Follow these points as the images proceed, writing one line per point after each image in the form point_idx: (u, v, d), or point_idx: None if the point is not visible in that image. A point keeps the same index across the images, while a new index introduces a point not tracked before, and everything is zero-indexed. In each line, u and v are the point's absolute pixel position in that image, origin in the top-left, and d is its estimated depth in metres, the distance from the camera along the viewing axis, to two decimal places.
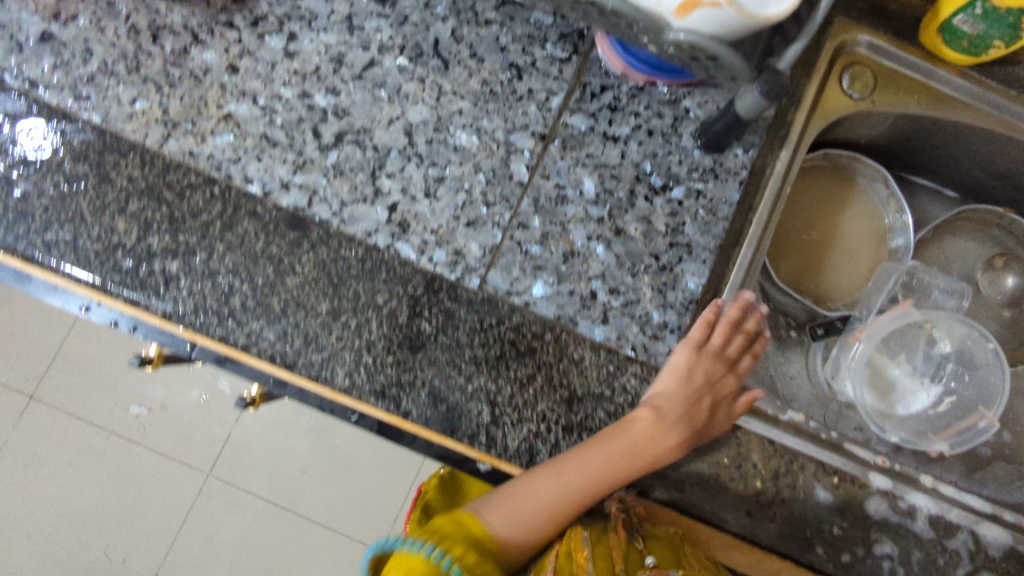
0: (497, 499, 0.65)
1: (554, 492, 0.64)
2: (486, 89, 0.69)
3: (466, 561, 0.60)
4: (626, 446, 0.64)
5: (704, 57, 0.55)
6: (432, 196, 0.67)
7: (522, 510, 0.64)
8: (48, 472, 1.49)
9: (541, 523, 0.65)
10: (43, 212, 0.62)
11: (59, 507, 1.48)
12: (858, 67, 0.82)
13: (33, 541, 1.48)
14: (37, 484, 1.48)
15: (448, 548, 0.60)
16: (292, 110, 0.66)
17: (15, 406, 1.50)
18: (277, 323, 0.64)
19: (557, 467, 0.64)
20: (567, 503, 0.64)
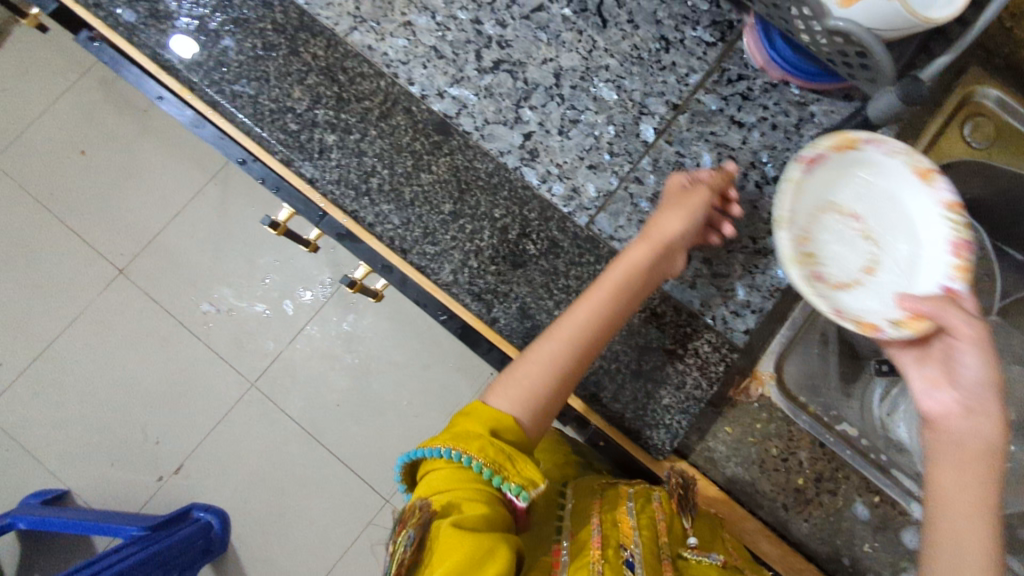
0: (498, 386, 0.66)
1: (548, 355, 0.65)
2: (635, 53, 0.75)
3: (486, 454, 0.59)
4: (598, 290, 0.66)
5: (853, 51, 0.60)
6: (564, 135, 0.74)
7: (523, 384, 0.65)
8: (108, 340, 1.54)
9: (554, 390, 0.65)
10: (238, 66, 0.72)
11: (111, 375, 1.53)
12: (982, 118, 0.85)
13: (80, 401, 1.53)
14: (97, 349, 1.54)
15: (465, 446, 0.60)
16: (463, 31, 0.75)
17: (97, 272, 1.56)
18: (405, 210, 0.71)
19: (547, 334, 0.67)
20: (567, 360, 0.65)
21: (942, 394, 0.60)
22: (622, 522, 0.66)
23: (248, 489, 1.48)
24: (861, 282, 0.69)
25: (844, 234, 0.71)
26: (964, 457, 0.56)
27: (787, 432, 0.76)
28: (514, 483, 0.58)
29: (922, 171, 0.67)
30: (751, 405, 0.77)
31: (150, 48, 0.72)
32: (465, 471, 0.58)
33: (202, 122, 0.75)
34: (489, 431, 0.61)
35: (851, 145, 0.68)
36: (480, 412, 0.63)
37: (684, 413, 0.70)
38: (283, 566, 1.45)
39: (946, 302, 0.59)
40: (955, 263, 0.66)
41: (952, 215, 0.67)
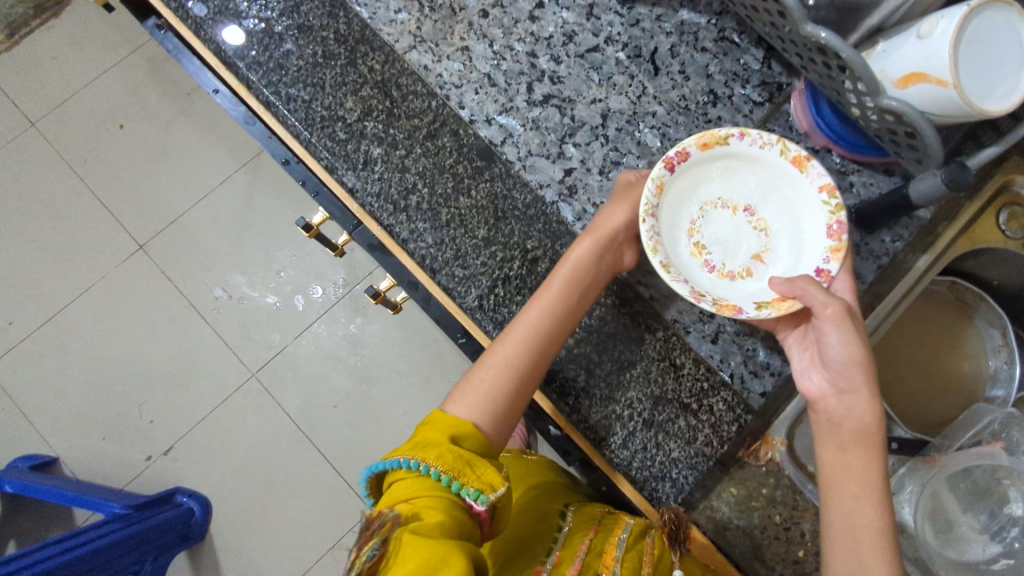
0: (456, 395, 0.67)
1: (504, 358, 0.66)
2: (682, 103, 0.75)
3: (444, 461, 0.59)
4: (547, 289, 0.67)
5: (903, 131, 0.60)
6: (604, 175, 0.74)
7: (481, 388, 0.66)
8: (119, 313, 1.55)
9: (512, 390, 0.66)
10: (297, 70, 0.74)
11: (117, 348, 1.54)
12: (1018, 208, 0.84)
13: (82, 369, 1.54)
14: (107, 320, 1.55)
15: (424, 454, 0.59)
16: (518, 63, 0.76)
17: (117, 245, 1.57)
18: (439, 231, 0.72)
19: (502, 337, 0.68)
20: (523, 359, 0.66)
21: (814, 374, 0.64)
22: (607, 553, 0.67)
23: (234, 479, 1.47)
24: (751, 271, 0.67)
25: (729, 225, 0.69)
26: (842, 439, 0.61)
27: (792, 501, 0.75)
28: (473, 488, 0.58)
29: (797, 159, 0.66)
30: (759, 468, 0.77)
31: (215, 44, 0.75)
32: (426, 480, 0.57)
33: (254, 120, 0.79)
34: (447, 437, 0.61)
35: (718, 143, 0.67)
36: (438, 420, 0.64)
37: (692, 468, 0.71)
38: (258, 563, 1.43)
39: (807, 282, 0.61)
40: (832, 245, 0.64)
41: (829, 199, 0.65)
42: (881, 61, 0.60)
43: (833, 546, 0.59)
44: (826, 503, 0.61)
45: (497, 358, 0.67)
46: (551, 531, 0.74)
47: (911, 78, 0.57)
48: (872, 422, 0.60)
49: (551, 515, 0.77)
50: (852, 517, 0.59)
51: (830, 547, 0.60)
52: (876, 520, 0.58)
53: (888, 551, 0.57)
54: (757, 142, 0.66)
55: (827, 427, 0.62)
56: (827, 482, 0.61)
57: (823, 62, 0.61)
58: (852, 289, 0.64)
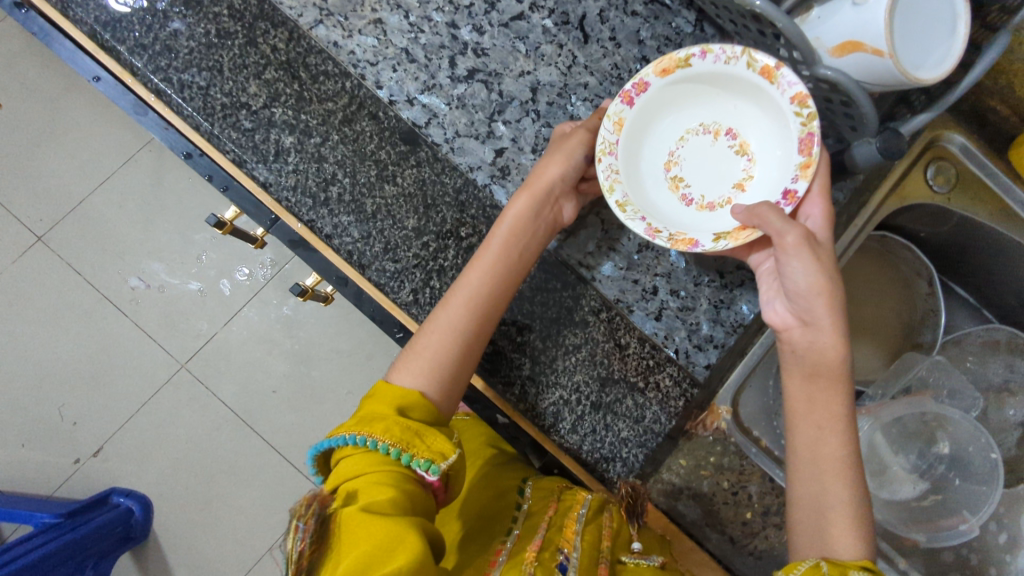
0: (401, 362, 0.63)
1: (446, 322, 0.62)
2: (615, 73, 0.71)
3: (393, 433, 0.54)
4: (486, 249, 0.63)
5: (839, 99, 0.60)
6: (537, 154, 0.70)
7: (425, 356, 0.61)
8: (24, 312, 1.42)
9: (459, 358, 0.62)
10: (188, 53, 0.66)
11: (27, 350, 1.41)
12: (942, 162, 0.85)
13: None
14: (12, 321, 1.42)
15: (369, 429, 0.54)
16: (437, 35, 0.70)
17: (13, 238, 1.42)
18: (365, 224, 0.66)
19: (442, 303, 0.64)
20: (468, 322, 0.62)
21: (779, 304, 0.63)
22: (567, 526, 0.65)
23: (174, 476, 1.40)
24: (730, 200, 0.66)
25: (711, 152, 0.68)
26: (806, 369, 0.61)
27: (738, 465, 0.75)
28: (423, 459, 0.53)
29: (766, 70, 0.60)
30: (706, 438, 0.75)
31: (88, 26, 0.66)
32: (376, 456, 0.53)
33: (145, 110, 0.68)
34: (393, 409, 0.56)
35: (679, 66, 0.63)
36: (383, 393, 0.58)
37: (641, 446, 0.69)
38: (207, 557, 1.38)
39: (767, 210, 0.59)
40: (802, 162, 0.60)
41: (801, 109, 0.60)
42: (816, 27, 0.58)
43: (796, 471, 0.61)
44: (790, 431, 0.62)
45: (440, 323, 0.63)
46: (512, 507, 0.72)
47: (846, 47, 0.55)
48: (835, 352, 0.59)
49: (511, 493, 0.75)
50: (815, 444, 0.60)
51: (793, 473, 0.61)
52: (839, 448, 0.59)
53: (850, 476, 0.59)
54: (720, 59, 0.62)
55: (792, 358, 0.62)
56: (792, 411, 0.62)
57: (757, 29, 0.59)
58: (825, 208, 0.61)
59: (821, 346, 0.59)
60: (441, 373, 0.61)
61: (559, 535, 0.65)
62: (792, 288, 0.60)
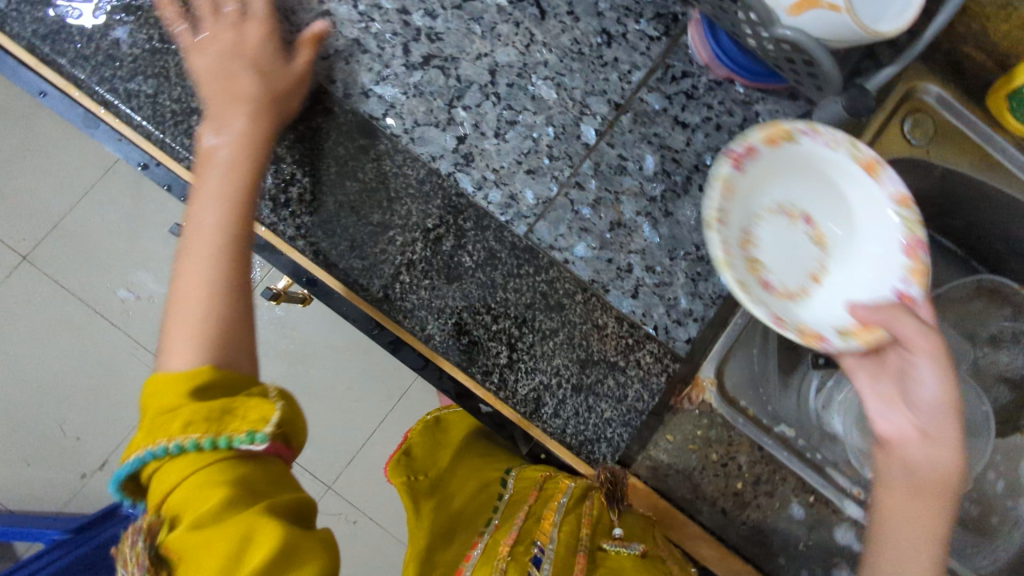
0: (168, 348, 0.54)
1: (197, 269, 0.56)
2: (575, 48, 0.72)
3: (197, 424, 0.48)
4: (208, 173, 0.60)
5: (801, 59, 0.59)
6: (500, 137, 0.70)
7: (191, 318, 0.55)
8: (18, 331, 1.41)
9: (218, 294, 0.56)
10: (132, 61, 0.65)
11: (25, 368, 1.41)
12: (920, 115, 0.84)
13: None
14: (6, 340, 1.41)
15: (166, 432, 0.48)
16: (388, 23, 0.69)
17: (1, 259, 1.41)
18: (329, 222, 0.66)
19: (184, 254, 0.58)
20: (213, 250, 0.57)
21: (894, 414, 0.59)
22: (544, 519, 0.66)
23: None
24: (810, 291, 0.66)
25: (788, 236, 0.67)
26: (915, 483, 0.56)
27: (726, 437, 0.74)
28: (243, 433, 0.48)
29: (868, 162, 0.63)
30: (692, 412, 0.74)
31: (27, 40, 0.64)
32: (190, 458, 0.47)
33: (96, 123, 0.66)
34: (187, 398, 0.49)
35: (786, 138, 0.63)
36: (163, 383, 0.51)
37: (626, 425, 0.69)
38: None
39: (898, 311, 0.58)
40: (909, 265, 0.62)
41: (902, 210, 0.62)
42: None
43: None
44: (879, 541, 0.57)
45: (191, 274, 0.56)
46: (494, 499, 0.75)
47: (804, 4, 0.53)
48: (954, 469, 0.56)
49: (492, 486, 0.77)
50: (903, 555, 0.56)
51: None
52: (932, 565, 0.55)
53: None
54: (830, 144, 0.63)
55: (902, 469, 0.57)
56: (883, 516, 0.58)
57: None
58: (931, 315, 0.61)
59: (944, 463, 0.56)
60: (212, 318, 0.55)
61: (536, 528, 0.66)
62: (920, 399, 0.57)
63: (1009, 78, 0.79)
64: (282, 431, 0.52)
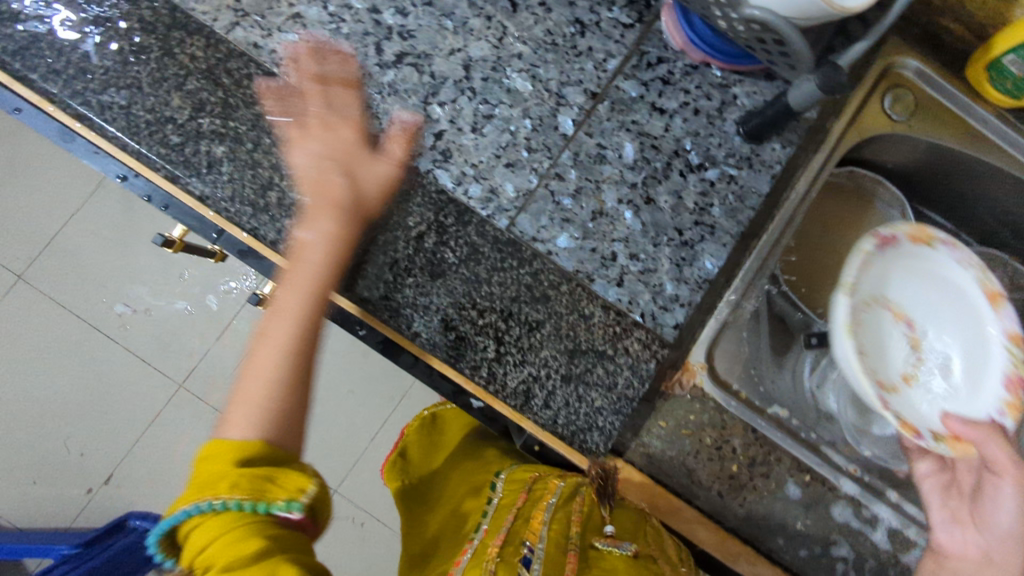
0: (229, 416, 0.55)
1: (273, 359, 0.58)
2: (549, 39, 0.72)
3: (239, 486, 0.48)
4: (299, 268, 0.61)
5: (771, 39, 0.59)
6: (478, 132, 0.70)
7: (253, 399, 0.55)
8: (18, 351, 1.42)
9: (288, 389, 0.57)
10: (104, 73, 0.65)
11: (27, 387, 1.42)
12: (902, 89, 0.83)
13: None
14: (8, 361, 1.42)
15: (212, 491, 0.48)
16: (359, 23, 0.69)
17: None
18: (309, 224, 0.66)
19: (261, 338, 0.59)
20: (291, 339, 0.59)
21: (958, 532, 0.64)
22: (533, 518, 0.69)
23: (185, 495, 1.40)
24: (895, 388, 0.66)
25: (887, 330, 0.70)
26: None
27: (720, 421, 0.73)
28: (283, 501, 0.49)
29: (993, 295, 0.67)
30: (685, 395, 0.73)
31: None
32: (228, 518, 0.47)
33: (73, 136, 0.65)
34: (235, 462, 0.50)
35: (926, 240, 0.68)
36: (216, 447, 0.52)
37: (617, 413, 0.69)
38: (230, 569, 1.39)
39: (990, 431, 0.60)
40: (1008, 399, 0.64)
41: (1011, 346, 0.65)
42: None
43: None
44: None
45: (261, 361, 0.58)
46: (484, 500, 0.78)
47: None
48: None
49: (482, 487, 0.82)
50: None
51: None
52: None
53: None
54: (963, 259, 0.67)
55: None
56: None
57: None
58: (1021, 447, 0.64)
59: None
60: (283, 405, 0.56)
61: (526, 527, 0.68)
62: (998, 522, 0.61)
63: (987, 48, 0.79)
64: (316, 504, 0.52)
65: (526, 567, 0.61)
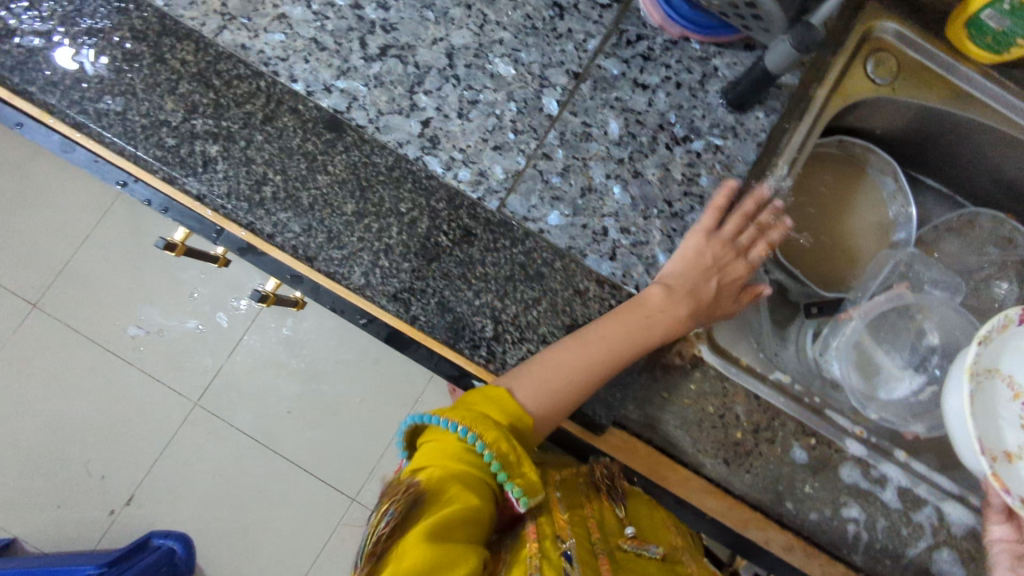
0: (521, 377, 0.64)
1: (566, 364, 0.64)
2: (528, 23, 0.74)
3: (499, 448, 0.61)
4: (637, 311, 0.66)
5: (744, 2, 0.60)
6: (464, 118, 0.71)
7: (551, 385, 0.64)
8: (37, 379, 1.44)
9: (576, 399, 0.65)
10: (99, 82, 0.67)
11: (47, 413, 1.44)
12: (882, 54, 0.83)
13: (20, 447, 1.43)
14: (27, 388, 1.44)
15: (480, 431, 0.61)
16: (343, 19, 0.71)
17: (16, 311, 1.44)
18: (304, 217, 0.67)
19: (574, 340, 0.65)
20: (603, 361, 0.65)
21: None
22: (557, 514, 0.72)
23: (208, 509, 1.42)
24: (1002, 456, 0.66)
25: (998, 405, 0.68)
26: None
27: (721, 389, 0.74)
28: (518, 487, 0.61)
29: None
30: (684, 367, 0.75)
31: None
32: (474, 456, 0.60)
33: (73, 148, 0.69)
34: (501, 422, 0.63)
35: None
36: (495, 394, 0.64)
37: None
38: None
39: None
40: None
41: None
42: None
43: None
44: None
45: (548, 363, 0.64)
46: None
47: None
48: None
49: None
50: None
51: None
52: None
53: None
54: None
55: None
56: None
57: None
58: None
59: None
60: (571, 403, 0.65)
61: (553, 522, 0.71)
62: None
63: (965, 5, 0.78)
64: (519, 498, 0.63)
65: (569, 564, 0.66)
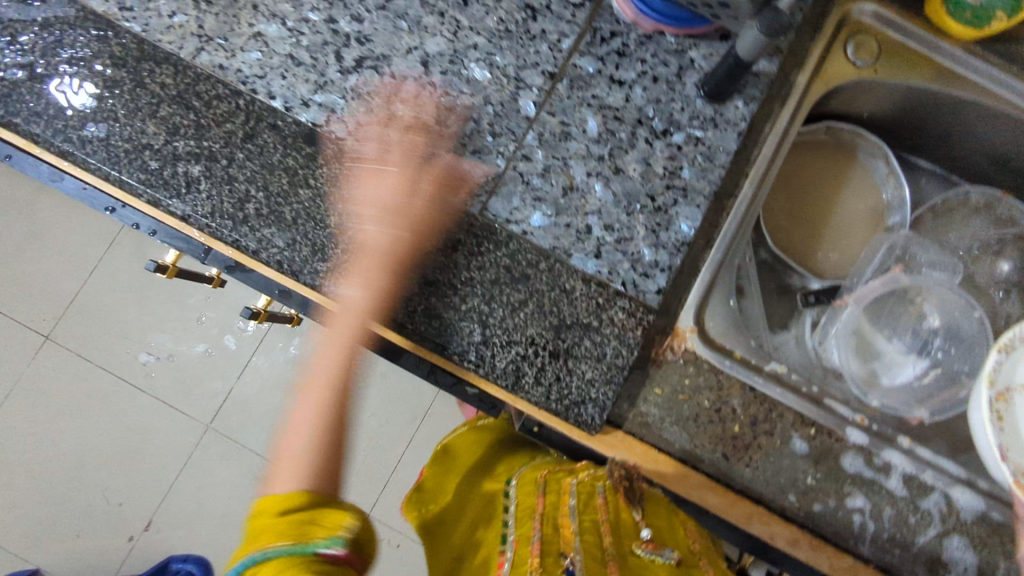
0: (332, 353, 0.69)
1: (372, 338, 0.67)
2: (502, 27, 0.74)
3: (284, 535, 0.55)
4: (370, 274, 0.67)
5: None
6: (442, 124, 0.72)
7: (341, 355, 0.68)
8: (50, 411, 1.44)
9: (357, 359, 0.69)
10: (82, 110, 0.68)
11: (62, 445, 1.44)
12: (862, 35, 0.82)
13: (36, 481, 1.44)
14: (40, 421, 1.44)
15: (262, 540, 0.55)
16: (318, 34, 0.73)
17: (28, 344, 1.45)
18: (288, 231, 0.68)
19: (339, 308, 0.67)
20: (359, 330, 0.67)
21: None
22: (563, 529, 0.71)
23: (224, 531, 1.43)
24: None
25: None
26: None
27: (716, 382, 0.73)
28: (323, 537, 0.55)
29: None
30: (677, 361, 0.74)
31: None
32: (281, 559, 0.53)
33: (62, 177, 0.69)
34: (282, 515, 0.57)
35: None
36: (262, 508, 0.58)
37: (609, 383, 0.68)
38: None
39: None
40: None
41: None
42: None
43: None
44: None
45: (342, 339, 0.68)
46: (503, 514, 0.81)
47: None
48: None
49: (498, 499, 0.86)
50: None
51: None
52: None
53: None
54: None
55: None
56: None
57: None
58: None
59: None
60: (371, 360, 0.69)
61: (559, 538, 0.71)
62: None
63: None
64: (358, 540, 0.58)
65: None
